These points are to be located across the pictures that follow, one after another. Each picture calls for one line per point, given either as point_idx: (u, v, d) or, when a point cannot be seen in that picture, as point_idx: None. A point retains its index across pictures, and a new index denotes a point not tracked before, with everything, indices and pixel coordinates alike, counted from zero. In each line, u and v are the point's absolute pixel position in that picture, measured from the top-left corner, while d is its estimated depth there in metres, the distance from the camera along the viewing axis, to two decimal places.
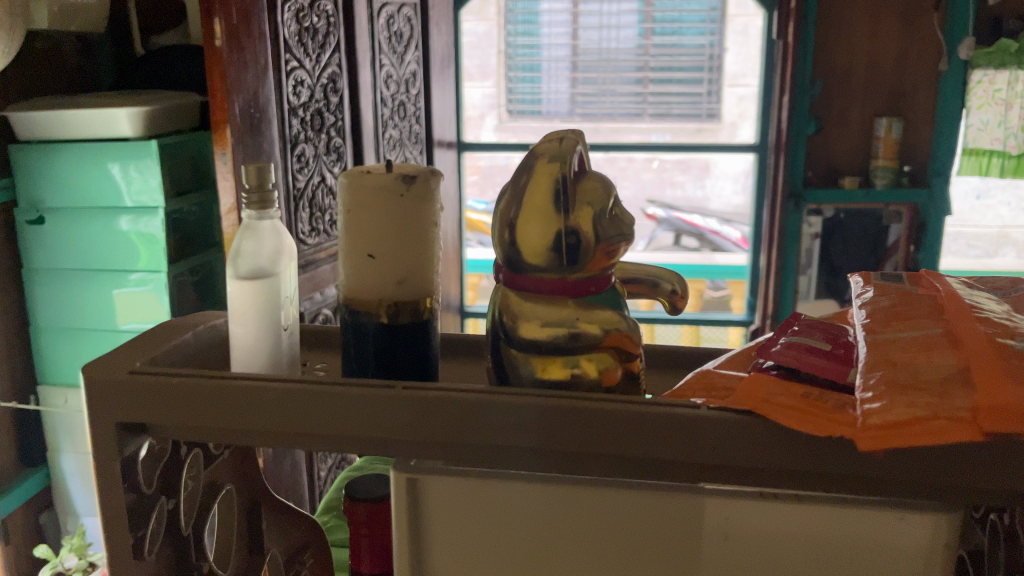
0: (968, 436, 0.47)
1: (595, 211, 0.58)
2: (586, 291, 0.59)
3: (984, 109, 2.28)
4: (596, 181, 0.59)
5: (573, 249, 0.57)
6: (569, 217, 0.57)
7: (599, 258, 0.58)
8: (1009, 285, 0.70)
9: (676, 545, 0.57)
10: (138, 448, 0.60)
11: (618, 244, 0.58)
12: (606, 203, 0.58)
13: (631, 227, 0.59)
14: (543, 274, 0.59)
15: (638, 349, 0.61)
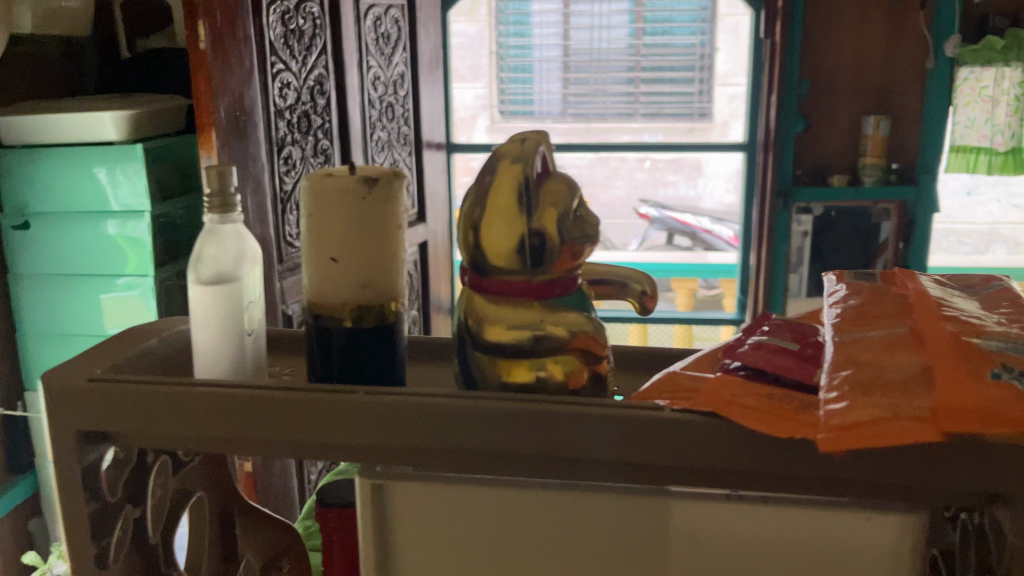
0: (929, 437, 0.47)
1: (559, 212, 0.57)
2: (552, 292, 0.59)
3: (971, 106, 2.29)
4: (561, 181, 0.59)
5: (538, 250, 0.57)
6: (533, 218, 0.57)
7: (565, 259, 0.58)
8: (983, 282, 0.70)
9: (643, 551, 0.56)
10: (101, 455, 0.60)
11: (584, 244, 0.58)
12: (571, 203, 0.58)
13: (597, 227, 0.59)
14: (508, 276, 0.58)
15: (605, 350, 0.60)
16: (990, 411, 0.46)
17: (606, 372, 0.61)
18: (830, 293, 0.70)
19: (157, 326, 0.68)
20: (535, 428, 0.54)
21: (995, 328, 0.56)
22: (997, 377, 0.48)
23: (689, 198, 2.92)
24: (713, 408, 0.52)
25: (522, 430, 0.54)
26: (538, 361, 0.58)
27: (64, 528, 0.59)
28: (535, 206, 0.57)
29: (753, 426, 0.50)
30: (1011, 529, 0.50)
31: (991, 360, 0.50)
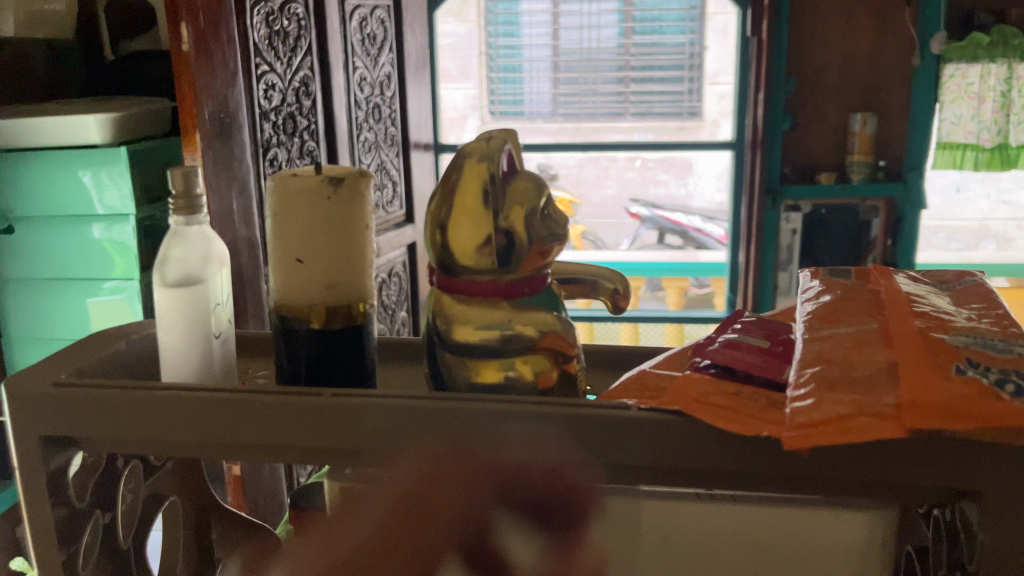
0: (893, 434, 0.46)
1: (527, 211, 0.57)
2: (520, 292, 0.58)
3: (957, 102, 2.29)
4: (528, 179, 0.58)
5: (506, 249, 0.57)
6: (500, 218, 0.57)
7: (533, 258, 0.58)
8: (957, 277, 0.70)
9: (615, 550, 0.57)
10: (67, 460, 0.59)
11: (551, 243, 0.58)
12: (538, 200, 0.58)
13: (565, 227, 0.59)
14: (475, 276, 0.58)
15: (575, 350, 0.60)
16: (954, 405, 0.46)
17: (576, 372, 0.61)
18: (805, 290, 0.71)
19: (124, 329, 0.67)
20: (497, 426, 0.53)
21: (965, 324, 0.56)
22: (961, 373, 0.48)
23: (681, 197, 2.91)
24: (678, 406, 0.52)
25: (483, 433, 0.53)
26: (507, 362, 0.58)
27: (32, 534, 0.59)
28: (499, 203, 0.57)
29: (718, 423, 0.50)
30: (979, 526, 0.49)
31: (957, 356, 0.50)
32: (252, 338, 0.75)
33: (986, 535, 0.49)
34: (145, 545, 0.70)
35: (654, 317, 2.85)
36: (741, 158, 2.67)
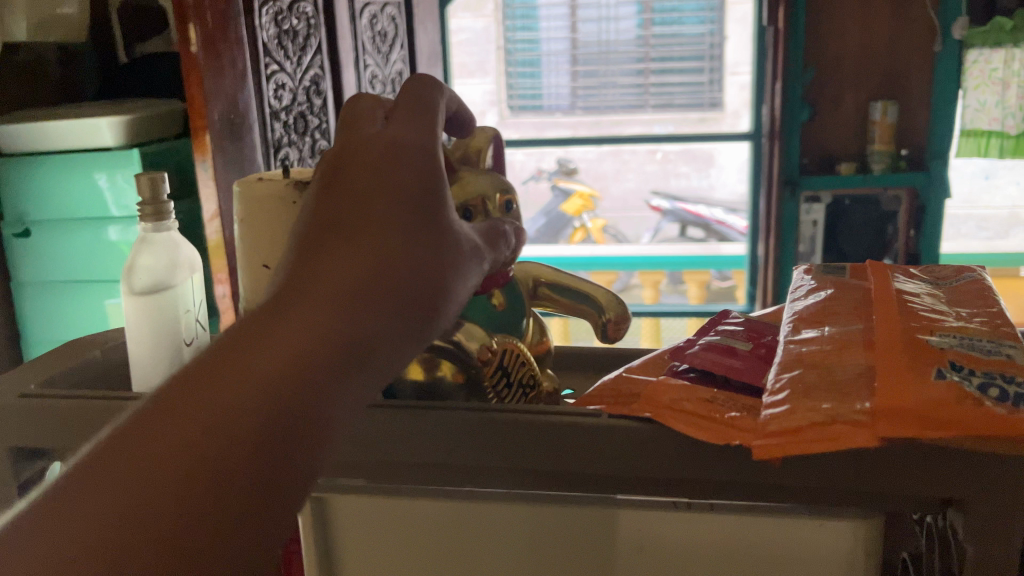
0: (863, 441, 0.45)
1: (483, 185, 0.58)
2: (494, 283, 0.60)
3: (981, 89, 2.21)
4: (484, 175, 0.59)
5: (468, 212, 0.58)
6: (471, 188, 0.58)
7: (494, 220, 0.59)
8: (956, 272, 0.66)
9: (588, 560, 0.52)
10: (35, 472, 0.62)
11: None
12: (481, 198, 0.58)
13: (511, 194, 0.60)
14: None
15: (490, 362, 0.58)
16: (929, 413, 0.44)
17: (488, 384, 0.58)
18: (795, 286, 0.66)
19: (101, 339, 0.70)
20: (463, 432, 0.53)
21: (954, 324, 0.54)
22: (942, 377, 0.46)
23: (703, 188, 2.92)
24: (651, 414, 0.51)
25: (456, 443, 0.54)
26: (425, 357, 0.58)
27: None
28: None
29: (690, 432, 0.49)
30: (963, 534, 0.48)
31: (940, 359, 0.48)
32: None
33: (971, 545, 0.48)
34: None
35: (675, 311, 2.68)
36: (760, 148, 2.48)
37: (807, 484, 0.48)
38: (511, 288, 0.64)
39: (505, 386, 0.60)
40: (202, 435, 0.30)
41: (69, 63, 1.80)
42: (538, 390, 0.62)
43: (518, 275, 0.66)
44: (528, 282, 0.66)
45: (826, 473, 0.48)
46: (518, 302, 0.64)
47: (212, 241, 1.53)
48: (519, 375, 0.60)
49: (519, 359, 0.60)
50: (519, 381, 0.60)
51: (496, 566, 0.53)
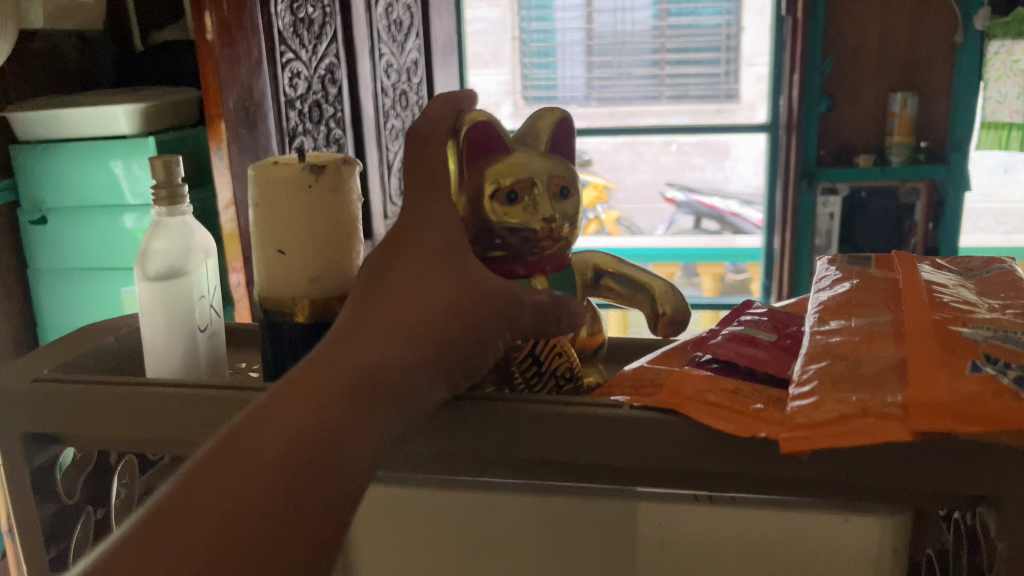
0: (894, 435, 0.44)
1: (533, 169, 0.57)
2: (540, 269, 0.59)
3: (1002, 80, 2.15)
4: (538, 157, 0.58)
5: (512, 195, 0.57)
6: (520, 171, 0.57)
7: (542, 203, 0.57)
8: (984, 263, 0.64)
9: (610, 552, 0.53)
10: (50, 458, 0.60)
11: (528, 224, 0.57)
12: (529, 179, 0.57)
13: (569, 180, 0.58)
14: (485, 209, 0.57)
15: (525, 349, 0.57)
16: (965, 407, 0.43)
17: (517, 370, 0.57)
18: (819, 277, 0.64)
19: (116, 325, 0.70)
20: (477, 424, 0.51)
21: (986, 315, 0.52)
22: (977, 370, 0.45)
23: (718, 180, 2.92)
24: (675, 405, 0.49)
25: (470, 434, 0.51)
26: None
27: (22, 526, 0.60)
28: (485, 175, 0.57)
29: (716, 424, 0.48)
30: (995, 533, 0.46)
31: (974, 351, 0.47)
32: (252, 332, 0.73)
33: (1003, 543, 0.46)
34: None
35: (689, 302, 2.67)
36: (777, 140, 2.45)
37: (837, 477, 0.47)
38: (561, 275, 0.60)
39: (535, 374, 0.58)
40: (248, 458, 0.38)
41: (86, 50, 1.78)
42: (574, 384, 0.59)
43: (577, 261, 0.62)
44: (589, 271, 0.62)
45: (856, 467, 0.47)
46: (568, 290, 0.61)
47: (228, 229, 1.52)
48: (554, 365, 0.58)
49: (555, 349, 0.58)
50: (552, 372, 0.58)
51: (517, 558, 0.55)
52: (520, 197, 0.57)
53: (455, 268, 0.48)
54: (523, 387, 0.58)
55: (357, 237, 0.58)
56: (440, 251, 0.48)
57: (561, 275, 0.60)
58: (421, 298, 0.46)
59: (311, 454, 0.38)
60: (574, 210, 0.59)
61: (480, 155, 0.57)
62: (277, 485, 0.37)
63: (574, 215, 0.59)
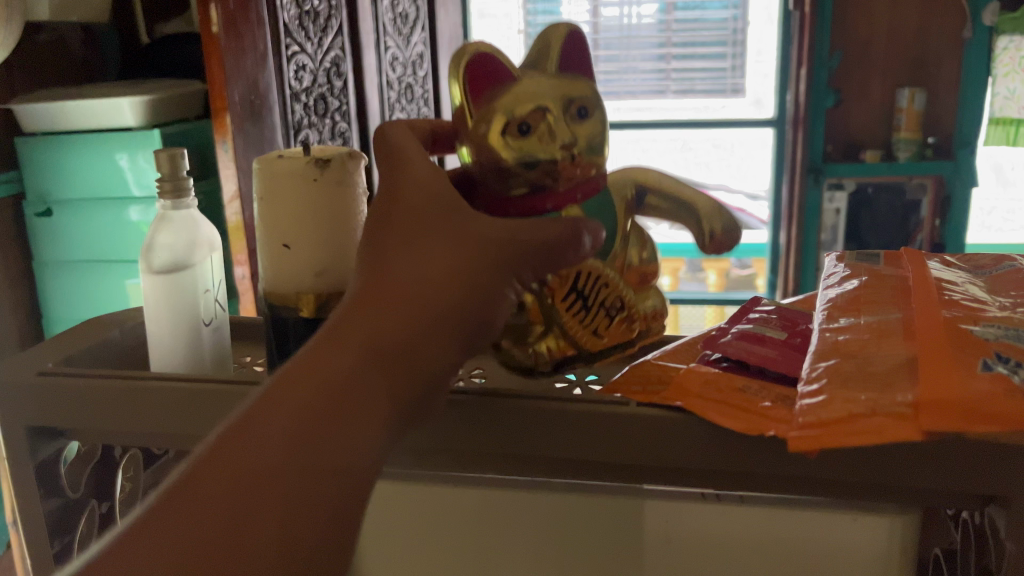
0: (904, 434, 0.43)
1: (545, 94, 0.51)
2: (571, 201, 0.52)
3: (1011, 76, 2.11)
4: (547, 80, 0.52)
5: (525, 122, 0.50)
6: (531, 98, 0.51)
7: (561, 129, 0.50)
8: (993, 261, 0.63)
9: (618, 551, 0.54)
10: (54, 452, 0.60)
11: (546, 155, 0.50)
12: (540, 106, 0.50)
13: (589, 104, 0.52)
14: (497, 142, 0.50)
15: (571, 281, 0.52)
16: (976, 407, 0.43)
17: (564, 309, 0.53)
18: (828, 273, 0.64)
19: (122, 318, 0.69)
20: (483, 421, 0.51)
21: (997, 314, 0.52)
22: (989, 369, 0.45)
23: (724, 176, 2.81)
24: (682, 403, 0.49)
25: (476, 431, 0.51)
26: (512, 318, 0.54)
27: (25, 520, 0.59)
28: (492, 109, 0.51)
29: (723, 422, 0.47)
30: (1005, 532, 0.46)
31: (985, 350, 0.46)
32: (259, 325, 0.73)
33: (1012, 542, 0.46)
34: None
35: (694, 297, 2.65)
36: (784, 135, 2.47)
37: (846, 476, 0.47)
38: (594, 205, 0.53)
39: (582, 311, 0.53)
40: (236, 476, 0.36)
41: (92, 43, 1.78)
42: (626, 314, 0.55)
43: (618, 175, 0.56)
44: (627, 190, 0.55)
45: (866, 466, 0.46)
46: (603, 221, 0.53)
47: (232, 222, 1.52)
48: (601, 299, 0.54)
49: (601, 282, 0.53)
50: (600, 306, 0.54)
51: (526, 556, 0.55)
52: (533, 127, 0.50)
53: (455, 225, 0.43)
54: (571, 327, 0.53)
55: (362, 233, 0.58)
56: (450, 208, 0.44)
57: (597, 202, 0.53)
58: (429, 266, 0.42)
59: (311, 472, 0.36)
60: (596, 132, 0.52)
61: (482, 88, 0.51)
62: (267, 513, 0.35)
63: (597, 138, 0.52)
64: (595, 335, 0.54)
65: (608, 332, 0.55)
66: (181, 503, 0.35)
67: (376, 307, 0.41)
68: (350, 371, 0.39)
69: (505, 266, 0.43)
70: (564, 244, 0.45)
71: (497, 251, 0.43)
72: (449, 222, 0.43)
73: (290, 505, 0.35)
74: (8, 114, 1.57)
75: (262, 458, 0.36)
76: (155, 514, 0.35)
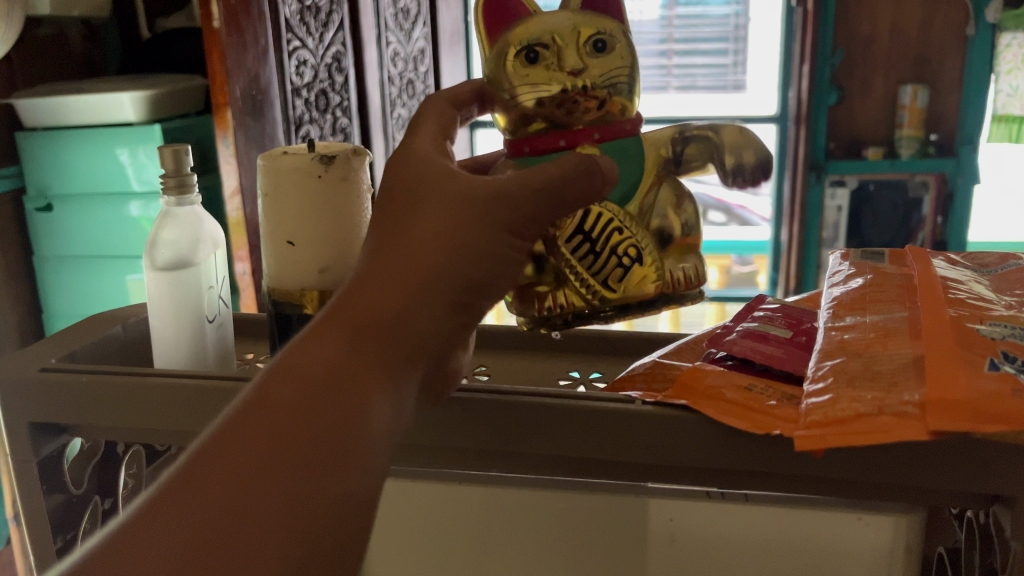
0: (911, 434, 0.43)
1: (556, 24, 0.52)
2: (586, 136, 0.52)
3: (1015, 73, 2.11)
4: (564, 13, 0.53)
5: (534, 53, 0.52)
6: (540, 29, 0.52)
7: (569, 57, 0.51)
8: (999, 260, 0.63)
9: (622, 548, 0.55)
10: (57, 449, 0.60)
11: (552, 84, 0.51)
12: (551, 36, 0.52)
13: (603, 33, 0.52)
14: (510, 77, 0.52)
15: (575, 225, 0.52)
16: (983, 407, 0.42)
17: (569, 256, 0.52)
18: (833, 272, 0.64)
19: (124, 313, 0.69)
20: (488, 418, 0.51)
21: (1003, 313, 0.51)
22: (995, 369, 0.45)
23: None
24: (687, 401, 0.49)
25: (480, 429, 0.52)
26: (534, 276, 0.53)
27: (29, 518, 0.59)
28: (504, 41, 0.53)
29: (727, 421, 0.47)
30: (1009, 531, 0.46)
31: (992, 349, 0.46)
32: (261, 322, 0.73)
33: (1016, 542, 0.45)
34: None
35: None
36: (786, 132, 2.46)
37: (852, 476, 0.47)
38: (614, 145, 0.53)
39: (590, 256, 0.52)
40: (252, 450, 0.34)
41: (92, 37, 1.78)
42: (643, 264, 0.53)
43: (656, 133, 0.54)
44: (665, 144, 0.54)
45: (872, 466, 0.46)
46: (622, 158, 0.53)
47: (233, 218, 1.52)
48: (611, 244, 0.52)
49: (610, 225, 0.52)
50: (611, 252, 0.52)
51: (533, 554, 0.56)
52: (541, 55, 0.52)
53: (464, 206, 0.43)
54: (580, 275, 0.52)
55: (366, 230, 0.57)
56: (456, 187, 0.43)
57: (618, 144, 0.53)
58: (435, 244, 0.41)
59: (329, 446, 0.35)
60: (614, 66, 0.52)
61: (504, 25, 0.54)
62: (285, 487, 0.33)
63: (614, 72, 0.52)
64: (610, 284, 0.53)
65: (624, 283, 0.53)
66: (188, 489, 0.33)
67: (384, 286, 0.40)
68: (363, 350, 0.38)
69: (496, 225, 0.43)
70: (565, 185, 0.45)
71: (486, 211, 0.42)
72: (434, 191, 0.42)
73: (306, 481, 0.34)
74: (8, 109, 1.56)
75: (267, 433, 0.34)
76: (165, 494, 0.33)
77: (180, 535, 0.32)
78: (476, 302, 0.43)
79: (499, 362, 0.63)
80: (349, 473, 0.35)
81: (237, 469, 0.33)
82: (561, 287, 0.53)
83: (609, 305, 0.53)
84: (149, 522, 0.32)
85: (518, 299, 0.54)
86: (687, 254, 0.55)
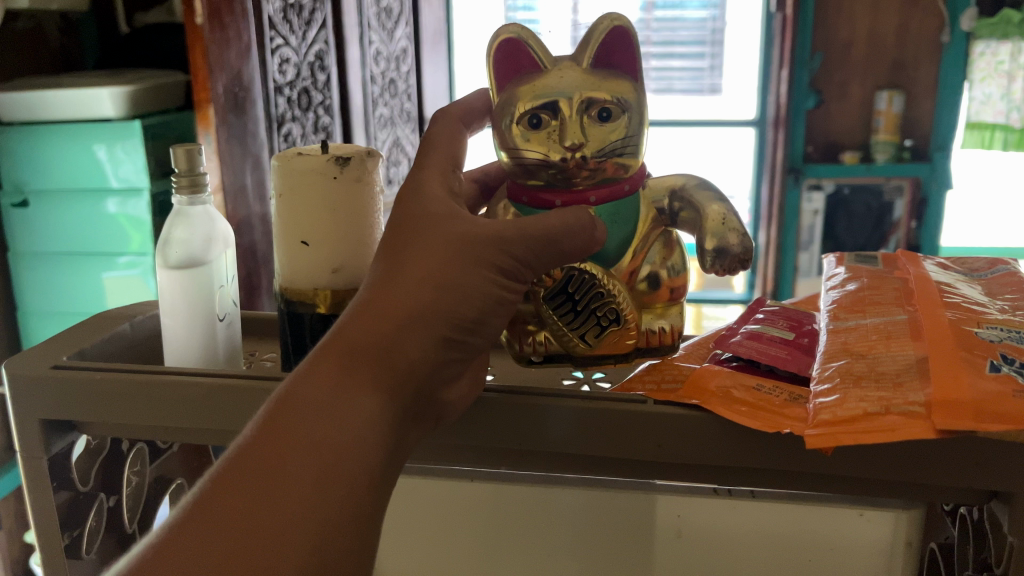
0: (919, 432, 0.44)
1: (562, 89, 0.53)
2: (585, 201, 0.54)
3: (987, 81, 2.15)
4: (574, 73, 0.54)
5: (540, 118, 0.53)
6: (545, 94, 0.53)
7: (575, 128, 0.52)
8: (988, 265, 0.65)
9: (633, 545, 0.57)
10: (69, 445, 0.60)
11: (551, 153, 0.53)
12: (557, 101, 0.53)
13: (613, 101, 0.53)
14: (516, 136, 0.54)
15: (555, 282, 0.54)
16: (984, 406, 0.44)
17: (551, 313, 0.54)
18: (829, 276, 0.65)
19: (130, 310, 0.69)
20: (498, 420, 0.52)
21: (999, 316, 0.53)
22: (996, 370, 0.46)
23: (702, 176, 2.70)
24: (698, 401, 0.50)
25: (489, 428, 0.53)
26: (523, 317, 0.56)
27: (37, 515, 0.59)
28: (513, 96, 0.54)
29: (736, 419, 0.48)
30: (1007, 527, 0.47)
31: (991, 352, 0.48)
32: (263, 321, 0.73)
33: (1014, 535, 0.47)
34: (155, 525, 0.69)
35: None
36: (764, 135, 2.50)
37: (857, 475, 0.48)
38: (612, 207, 0.55)
39: (571, 314, 0.54)
40: (266, 470, 0.40)
41: (70, 31, 1.75)
42: (621, 324, 0.55)
43: (651, 186, 0.57)
44: (658, 199, 0.56)
45: (875, 463, 0.48)
46: (618, 220, 0.55)
47: None
48: (593, 304, 0.54)
49: (594, 287, 0.54)
50: (592, 311, 0.54)
51: (544, 549, 0.58)
52: (545, 123, 0.53)
53: (455, 233, 0.47)
54: (560, 329, 0.55)
55: (378, 229, 0.58)
56: (446, 221, 0.48)
57: (612, 206, 0.55)
58: (426, 271, 0.46)
59: (334, 465, 0.41)
60: (615, 136, 0.53)
61: (514, 77, 0.55)
62: (298, 501, 0.39)
63: (614, 143, 0.53)
64: (585, 340, 0.55)
65: (602, 340, 0.55)
66: (211, 505, 0.39)
67: (379, 314, 0.45)
68: (362, 375, 0.43)
69: (489, 264, 0.47)
70: (564, 236, 0.49)
71: (482, 251, 0.47)
72: (434, 230, 0.47)
73: (314, 498, 0.40)
74: None
75: (278, 456, 0.40)
76: (199, 505, 0.39)
77: (209, 546, 0.37)
78: (469, 333, 0.48)
79: (500, 363, 0.64)
80: (351, 483, 0.41)
81: (254, 488, 0.39)
82: (545, 329, 0.56)
83: (588, 357, 0.56)
84: (184, 533, 0.38)
85: (507, 334, 0.57)
86: (667, 310, 0.57)
